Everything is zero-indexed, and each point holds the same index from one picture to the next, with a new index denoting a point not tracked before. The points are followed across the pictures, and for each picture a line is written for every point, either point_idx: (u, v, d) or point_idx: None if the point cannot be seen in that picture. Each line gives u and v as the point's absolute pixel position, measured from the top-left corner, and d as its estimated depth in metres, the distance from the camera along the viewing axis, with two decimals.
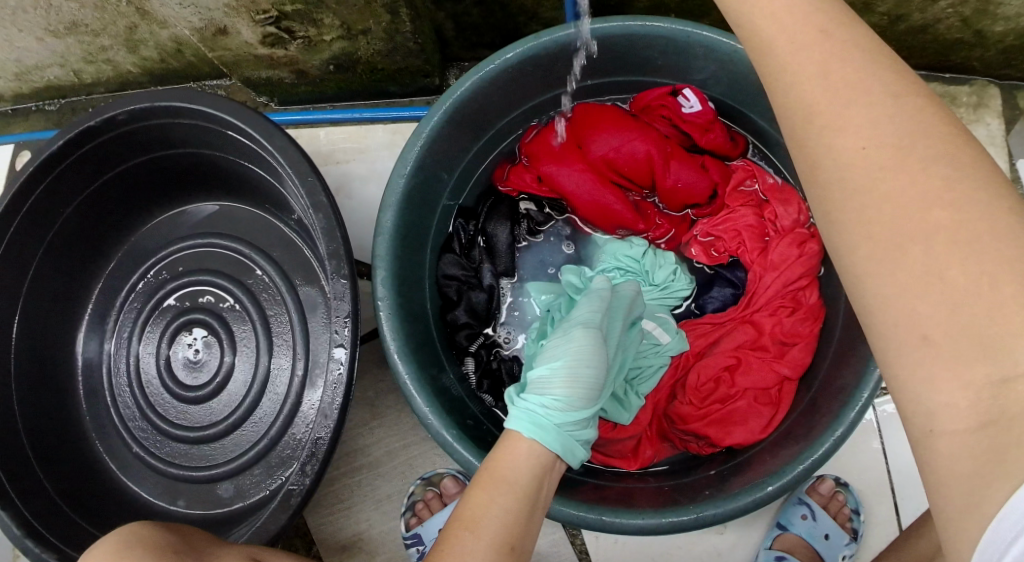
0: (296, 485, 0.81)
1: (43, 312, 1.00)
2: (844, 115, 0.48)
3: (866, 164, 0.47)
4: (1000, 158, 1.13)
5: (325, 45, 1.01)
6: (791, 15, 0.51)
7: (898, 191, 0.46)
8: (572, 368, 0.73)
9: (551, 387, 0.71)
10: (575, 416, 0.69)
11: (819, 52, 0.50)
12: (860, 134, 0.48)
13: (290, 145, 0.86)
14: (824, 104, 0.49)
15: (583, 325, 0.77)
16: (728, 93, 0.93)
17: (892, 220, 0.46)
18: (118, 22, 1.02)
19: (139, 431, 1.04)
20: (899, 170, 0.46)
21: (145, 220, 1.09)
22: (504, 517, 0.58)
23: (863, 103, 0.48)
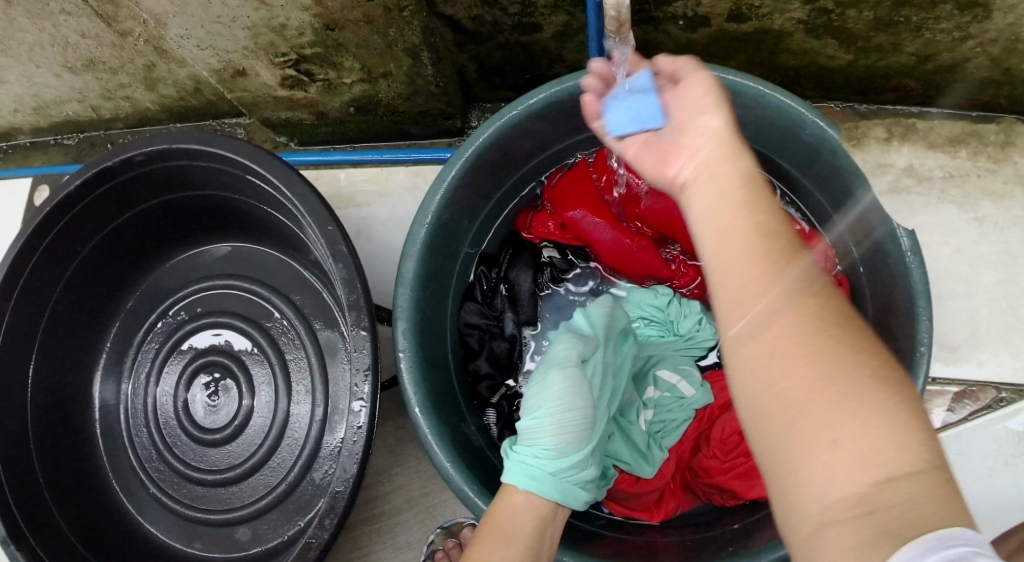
0: (315, 538, 0.80)
1: (60, 351, 0.99)
2: (746, 246, 0.51)
3: (783, 319, 0.49)
4: None
5: (344, 88, 1.01)
6: (714, 163, 0.58)
7: (786, 331, 0.48)
8: (557, 412, 0.70)
9: (540, 436, 0.70)
10: (569, 461, 0.68)
11: (730, 190, 0.55)
12: (772, 289, 0.49)
13: (309, 192, 0.85)
14: (735, 251, 0.52)
15: (560, 364, 0.74)
16: (754, 136, 0.93)
17: (787, 355, 0.48)
18: (136, 60, 1.02)
19: (156, 471, 1.03)
20: (785, 308, 0.49)
21: (163, 260, 1.08)
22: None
23: (757, 238, 0.52)
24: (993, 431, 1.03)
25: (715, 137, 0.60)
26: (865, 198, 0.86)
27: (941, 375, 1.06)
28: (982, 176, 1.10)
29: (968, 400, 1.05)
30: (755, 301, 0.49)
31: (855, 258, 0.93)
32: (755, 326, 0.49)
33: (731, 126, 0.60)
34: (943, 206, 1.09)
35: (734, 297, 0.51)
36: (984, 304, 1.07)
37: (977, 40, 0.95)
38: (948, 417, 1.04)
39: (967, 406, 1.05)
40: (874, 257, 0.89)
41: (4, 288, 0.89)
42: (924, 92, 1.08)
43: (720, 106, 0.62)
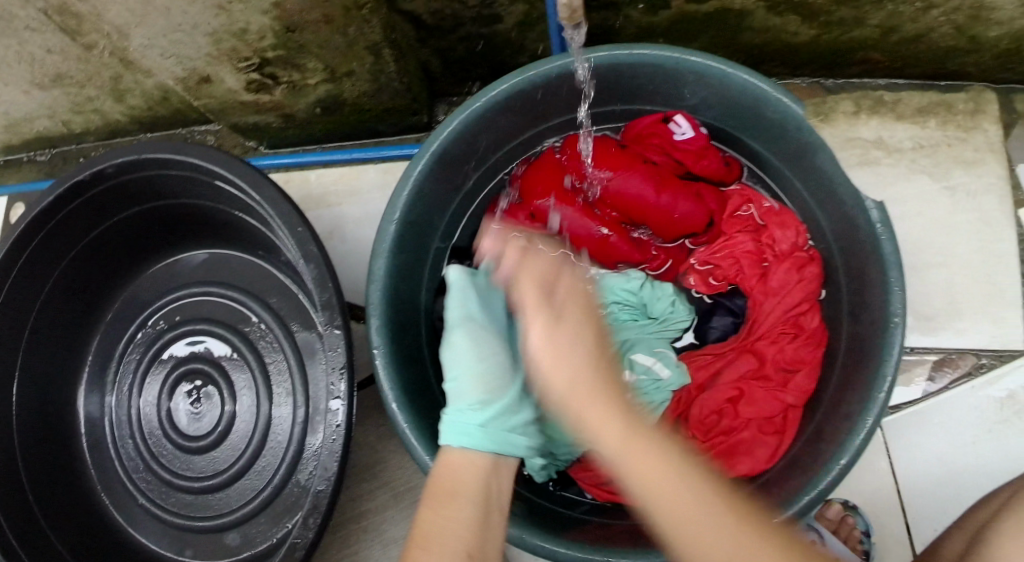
0: (300, 537, 0.79)
1: (42, 367, 1.00)
2: (648, 458, 0.59)
3: (681, 488, 0.57)
4: (1001, 164, 1.11)
5: (310, 89, 1.02)
6: (617, 432, 0.61)
7: (698, 522, 0.56)
8: (471, 370, 0.75)
9: (463, 396, 0.73)
10: (495, 410, 0.71)
11: (600, 401, 0.63)
12: (677, 520, 0.56)
13: (279, 195, 0.85)
14: (632, 458, 0.59)
15: (460, 324, 0.79)
16: (719, 118, 0.93)
17: (692, 524, 0.56)
18: (103, 73, 1.02)
19: (143, 482, 1.03)
20: (672, 472, 0.58)
21: (140, 271, 1.08)
22: (463, 532, 0.61)
23: (666, 467, 0.58)
24: (972, 397, 1.04)
25: (569, 380, 0.65)
26: (833, 171, 0.86)
27: (920, 345, 1.06)
28: (952, 145, 1.11)
29: (948, 368, 1.06)
30: (676, 512, 0.56)
31: (826, 233, 0.92)
32: (669, 504, 0.57)
33: (575, 385, 0.65)
34: (915, 176, 1.09)
35: (652, 495, 0.58)
36: (959, 272, 1.08)
37: (940, 9, 0.95)
38: (928, 387, 1.05)
39: (947, 374, 1.05)
40: (847, 230, 0.88)
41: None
42: (890, 64, 1.09)
43: (563, 359, 0.66)
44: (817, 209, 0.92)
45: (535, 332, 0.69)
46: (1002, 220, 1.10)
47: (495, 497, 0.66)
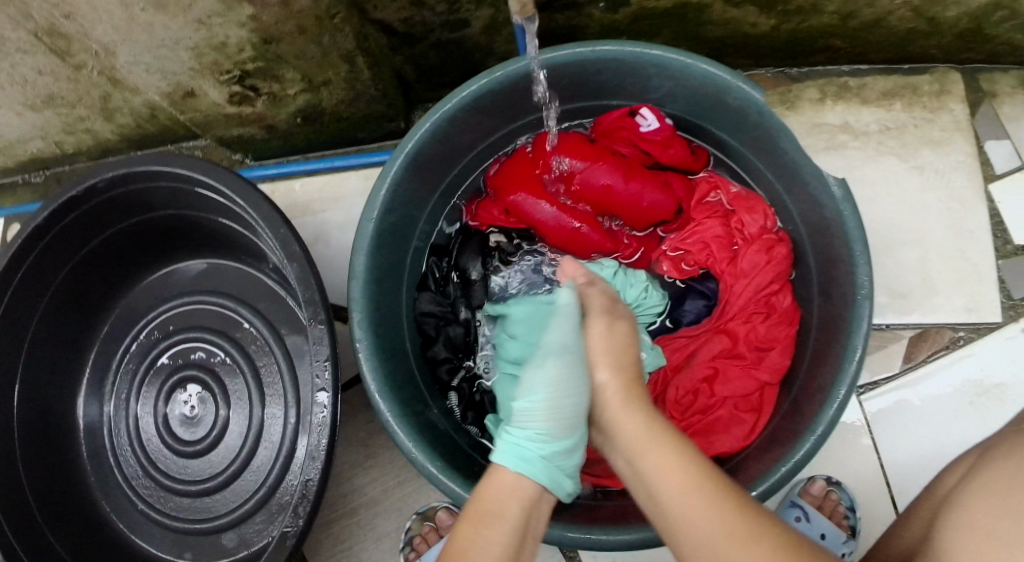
0: (291, 526, 0.82)
1: (43, 378, 1.03)
2: (700, 511, 0.57)
3: (695, 495, 0.58)
4: (969, 141, 1.14)
5: (290, 99, 1.05)
6: (668, 486, 0.59)
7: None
8: (552, 400, 0.69)
9: (532, 421, 0.68)
10: (561, 447, 0.67)
11: (653, 454, 0.62)
12: (689, 508, 0.57)
13: (263, 201, 0.88)
14: (680, 506, 0.58)
15: (556, 352, 0.71)
16: (685, 109, 0.96)
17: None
18: (92, 92, 1.06)
19: (143, 487, 1.06)
20: (726, 521, 0.55)
21: (135, 283, 1.12)
22: (497, 552, 0.60)
23: (717, 517, 0.56)
24: (949, 371, 1.06)
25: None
26: (796, 154, 0.89)
27: (895, 321, 1.08)
28: (918, 126, 1.13)
29: (924, 342, 1.08)
30: (685, 511, 0.57)
31: (793, 214, 0.94)
32: (683, 506, 0.58)
33: None
34: (882, 158, 1.12)
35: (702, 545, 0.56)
36: (932, 249, 1.10)
37: None
38: (906, 363, 1.07)
39: (924, 349, 1.07)
40: (812, 210, 0.91)
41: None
42: (852, 51, 1.12)
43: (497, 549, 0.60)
44: (783, 191, 0.95)
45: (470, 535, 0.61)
46: (971, 196, 1.12)
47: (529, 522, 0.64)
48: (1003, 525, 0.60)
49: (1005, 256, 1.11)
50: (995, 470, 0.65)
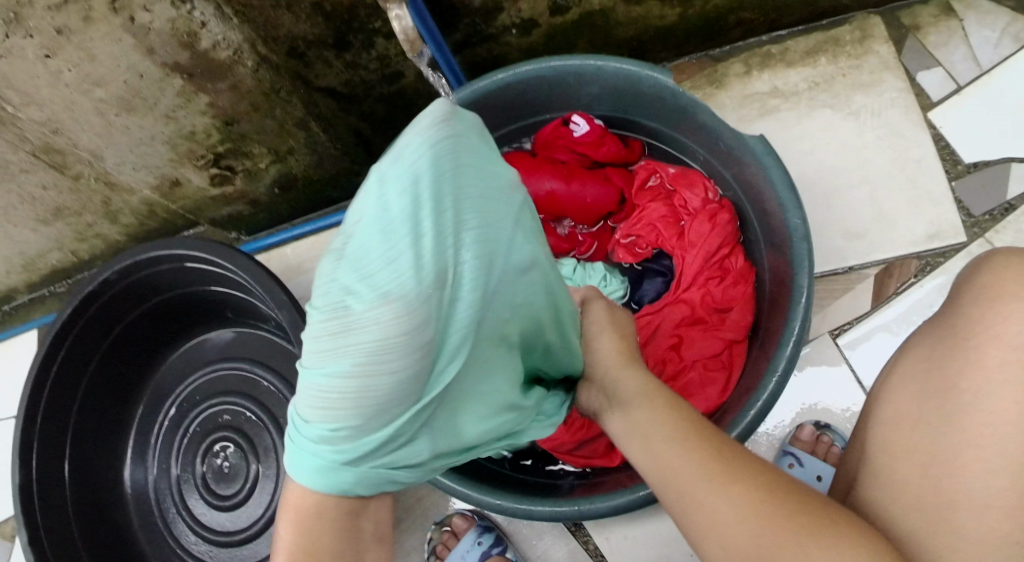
0: None
1: (90, 455, 1.15)
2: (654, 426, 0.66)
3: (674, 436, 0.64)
4: (898, 78, 1.18)
5: (263, 171, 1.15)
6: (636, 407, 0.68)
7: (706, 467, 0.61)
8: (361, 379, 0.49)
9: (334, 402, 0.50)
10: (366, 446, 0.53)
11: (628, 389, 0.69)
12: (700, 483, 0.60)
13: (247, 260, 1.00)
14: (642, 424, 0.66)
15: (381, 299, 0.48)
16: (612, 107, 1.04)
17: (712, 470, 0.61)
18: (93, 199, 1.18)
19: (195, 546, 1.16)
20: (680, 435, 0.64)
21: (158, 364, 1.22)
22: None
23: (670, 431, 0.65)
24: (921, 296, 1.11)
25: None
26: (719, 127, 0.95)
27: (858, 262, 1.12)
28: (847, 74, 1.18)
29: (890, 277, 1.12)
30: (695, 481, 0.60)
31: (729, 181, 1.02)
32: (648, 421, 0.66)
33: None
34: (817, 112, 1.17)
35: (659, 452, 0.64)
36: (881, 186, 1.15)
37: None
38: (877, 300, 1.11)
39: (892, 282, 1.12)
40: (743, 173, 0.98)
41: (29, 409, 1.05)
42: (766, 19, 1.18)
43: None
44: (717, 163, 1.02)
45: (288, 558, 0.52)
46: (911, 129, 1.17)
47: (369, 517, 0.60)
48: (926, 409, 0.66)
49: (957, 176, 1.15)
50: (906, 370, 0.70)
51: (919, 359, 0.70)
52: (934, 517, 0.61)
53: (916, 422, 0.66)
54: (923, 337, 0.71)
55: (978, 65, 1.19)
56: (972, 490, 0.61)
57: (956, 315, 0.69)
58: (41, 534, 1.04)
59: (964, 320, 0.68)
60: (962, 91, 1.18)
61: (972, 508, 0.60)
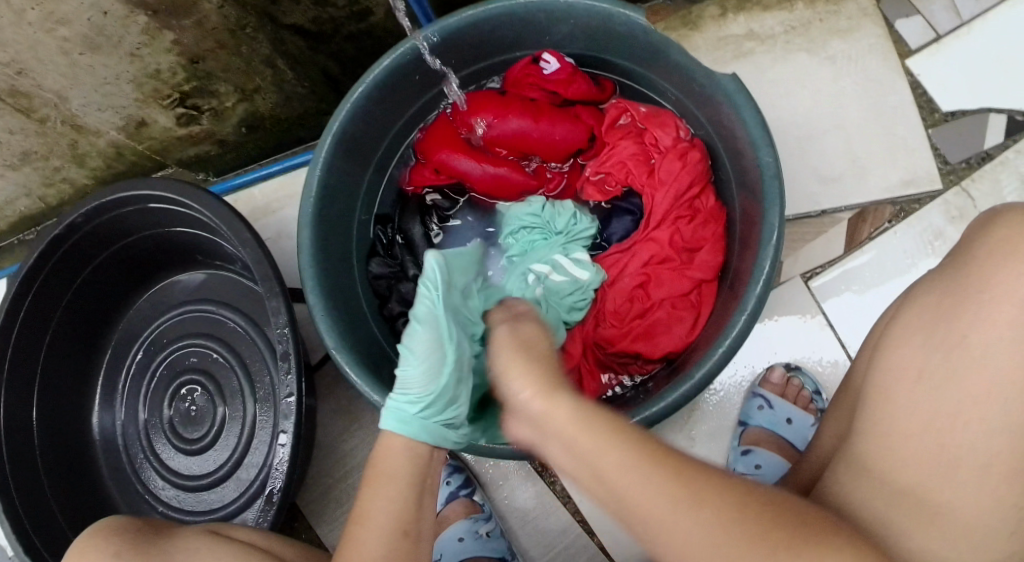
0: (275, 483, 0.95)
1: (58, 400, 1.15)
2: (601, 452, 0.55)
3: (618, 463, 0.55)
4: (876, 25, 1.17)
5: (230, 111, 1.14)
6: (571, 429, 0.57)
7: (684, 510, 0.53)
8: (427, 368, 0.71)
9: (411, 385, 0.70)
10: (432, 408, 0.69)
11: (562, 409, 0.57)
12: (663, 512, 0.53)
13: (212, 199, 0.99)
14: (590, 457, 0.56)
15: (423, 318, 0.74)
16: (583, 46, 1.02)
17: (688, 514, 0.53)
18: (61, 142, 1.16)
19: (163, 490, 1.15)
20: (630, 462, 0.55)
21: (127, 309, 1.23)
22: (400, 509, 0.61)
23: (622, 460, 0.55)
24: (893, 243, 1.10)
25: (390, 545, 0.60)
26: (693, 68, 0.94)
27: (831, 207, 1.12)
28: (824, 19, 1.17)
29: (864, 222, 1.11)
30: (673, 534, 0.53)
31: (701, 121, 1.01)
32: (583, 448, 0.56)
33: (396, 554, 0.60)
34: (792, 56, 1.16)
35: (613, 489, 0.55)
36: (856, 132, 1.14)
37: None
38: (850, 246, 1.10)
39: (865, 228, 1.11)
40: (715, 114, 0.97)
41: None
42: None
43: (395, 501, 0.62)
44: (689, 103, 1.01)
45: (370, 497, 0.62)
46: (887, 76, 1.16)
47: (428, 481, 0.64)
48: (931, 362, 0.63)
49: (934, 125, 1.14)
50: (910, 321, 0.67)
51: (927, 311, 0.66)
52: (933, 478, 0.60)
53: (921, 372, 0.63)
54: (931, 287, 0.67)
55: (958, 15, 1.18)
56: (974, 449, 0.60)
57: (967, 265, 0.66)
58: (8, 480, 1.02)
59: (972, 272, 0.65)
60: (941, 40, 1.17)
61: (973, 466, 0.59)
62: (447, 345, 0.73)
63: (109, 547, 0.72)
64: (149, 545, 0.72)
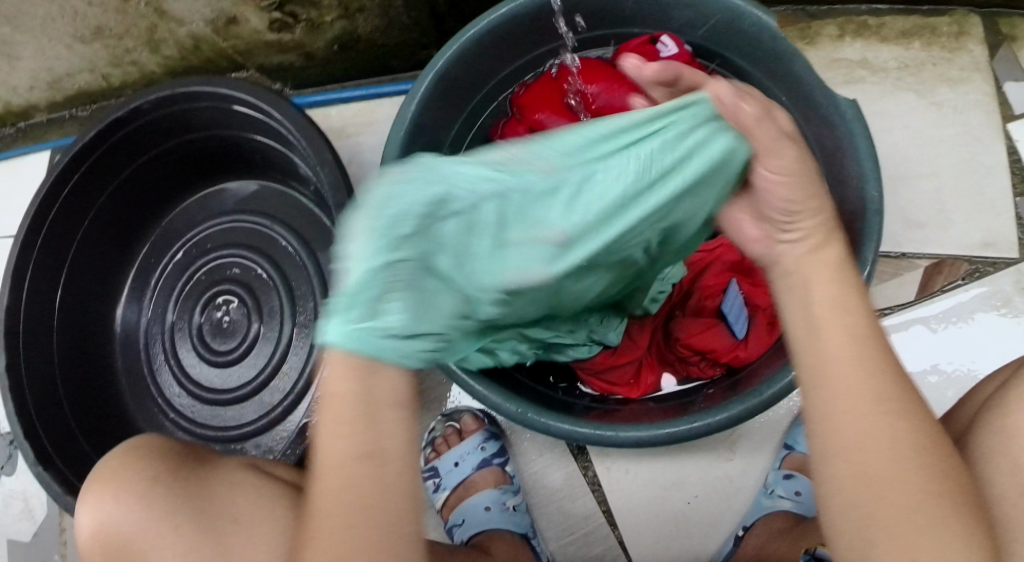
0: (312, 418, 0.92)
1: (85, 285, 1.10)
2: (838, 326, 0.55)
3: (846, 341, 0.55)
4: (986, 82, 1.15)
5: (327, 26, 1.10)
6: (821, 289, 0.57)
7: (874, 413, 0.53)
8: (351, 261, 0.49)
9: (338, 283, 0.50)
10: (358, 318, 0.49)
11: (826, 283, 0.57)
12: (856, 402, 0.53)
13: (296, 112, 0.94)
14: (828, 334, 0.55)
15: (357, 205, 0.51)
16: (705, 36, 0.99)
17: (868, 415, 0.53)
18: (139, 23, 1.11)
19: (177, 398, 1.11)
20: (861, 354, 0.54)
21: (174, 206, 1.18)
22: (356, 436, 0.50)
23: (856, 342, 0.55)
24: (964, 299, 1.08)
25: (365, 486, 0.50)
26: (814, 82, 0.91)
27: (911, 251, 1.10)
28: (936, 64, 1.15)
29: (939, 274, 1.09)
30: (858, 410, 0.53)
31: (810, 138, 0.98)
32: (825, 318, 0.55)
33: (365, 492, 0.50)
34: (900, 93, 1.14)
35: (829, 366, 0.54)
36: (948, 182, 1.12)
37: None
38: (921, 293, 1.09)
39: (940, 280, 1.09)
40: (826, 133, 0.93)
41: (31, 232, 1.00)
42: None
43: (361, 428, 0.50)
44: (799, 116, 0.98)
45: (329, 429, 0.51)
46: (988, 134, 1.13)
47: (387, 397, 0.51)
48: None
49: None
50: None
51: None
52: None
53: None
54: None
55: None
56: None
57: None
58: (20, 362, 1.00)
59: None
60: None
61: None
62: (375, 240, 0.48)
63: (149, 471, 0.70)
64: (191, 474, 0.71)
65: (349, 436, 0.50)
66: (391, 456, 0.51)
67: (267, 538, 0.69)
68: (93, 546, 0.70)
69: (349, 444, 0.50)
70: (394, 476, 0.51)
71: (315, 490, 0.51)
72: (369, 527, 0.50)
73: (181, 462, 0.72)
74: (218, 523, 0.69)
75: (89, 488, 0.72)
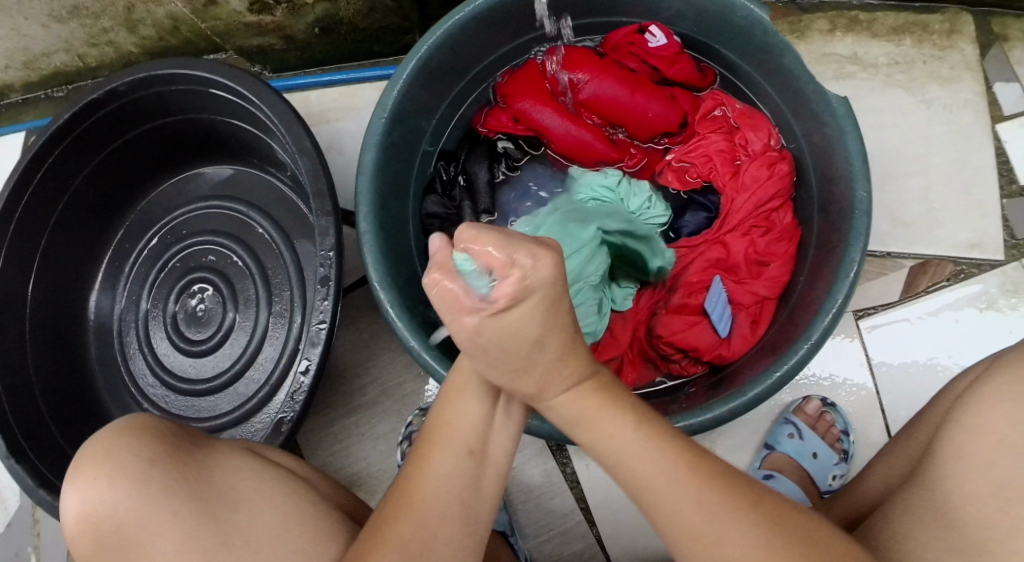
0: (287, 414, 0.89)
1: (57, 270, 1.08)
2: (606, 431, 0.58)
3: (615, 439, 0.58)
4: (977, 81, 1.13)
5: (308, 9, 1.08)
6: (576, 404, 0.59)
7: (676, 494, 0.56)
8: None
9: None
10: None
11: (571, 391, 0.58)
12: (656, 499, 0.56)
13: (276, 98, 0.91)
14: (601, 447, 0.58)
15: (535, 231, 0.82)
16: (694, 28, 0.98)
17: (673, 501, 0.56)
18: (116, 3, 1.08)
19: (152, 389, 1.09)
20: (642, 452, 0.57)
21: (150, 189, 1.15)
22: (474, 430, 0.60)
23: (628, 441, 0.57)
24: (948, 300, 1.07)
25: (465, 477, 0.59)
26: (803, 77, 0.89)
27: (896, 250, 1.09)
28: (927, 62, 1.14)
29: (924, 274, 1.08)
30: (660, 503, 0.56)
31: (797, 133, 0.96)
32: (589, 437, 0.58)
33: (467, 480, 0.59)
34: (889, 90, 1.13)
35: (626, 478, 0.57)
36: (936, 181, 1.11)
37: None
38: (905, 292, 1.08)
39: (924, 280, 1.08)
40: (814, 130, 0.92)
41: (4, 215, 0.98)
42: None
43: (477, 425, 0.60)
44: (788, 111, 0.96)
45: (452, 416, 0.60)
46: (978, 133, 1.12)
47: (515, 398, 0.64)
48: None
49: (1010, 195, 1.10)
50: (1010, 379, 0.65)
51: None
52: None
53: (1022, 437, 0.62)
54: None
55: None
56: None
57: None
58: None
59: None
60: None
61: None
62: None
63: (138, 454, 0.66)
64: (184, 457, 0.67)
65: (460, 436, 0.60)
66: (494, 458, 0.61)
67: (266, 526, 0.66)
68: (83, 532, 0.65)
69: (466, 433, 0.60)
70: (489, 475, 0.60)
71: (413, 473, 0.60)
72: (456, 513, 0.58)
73: (167, 440, 0.68)
74: (215, 508, 0.65)
75: (79, 467, 0.66)
